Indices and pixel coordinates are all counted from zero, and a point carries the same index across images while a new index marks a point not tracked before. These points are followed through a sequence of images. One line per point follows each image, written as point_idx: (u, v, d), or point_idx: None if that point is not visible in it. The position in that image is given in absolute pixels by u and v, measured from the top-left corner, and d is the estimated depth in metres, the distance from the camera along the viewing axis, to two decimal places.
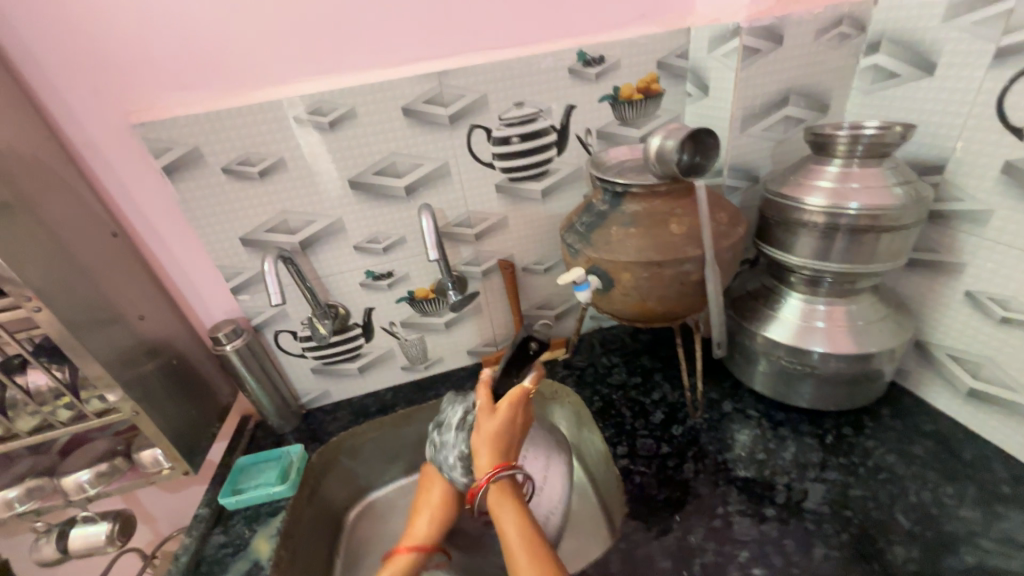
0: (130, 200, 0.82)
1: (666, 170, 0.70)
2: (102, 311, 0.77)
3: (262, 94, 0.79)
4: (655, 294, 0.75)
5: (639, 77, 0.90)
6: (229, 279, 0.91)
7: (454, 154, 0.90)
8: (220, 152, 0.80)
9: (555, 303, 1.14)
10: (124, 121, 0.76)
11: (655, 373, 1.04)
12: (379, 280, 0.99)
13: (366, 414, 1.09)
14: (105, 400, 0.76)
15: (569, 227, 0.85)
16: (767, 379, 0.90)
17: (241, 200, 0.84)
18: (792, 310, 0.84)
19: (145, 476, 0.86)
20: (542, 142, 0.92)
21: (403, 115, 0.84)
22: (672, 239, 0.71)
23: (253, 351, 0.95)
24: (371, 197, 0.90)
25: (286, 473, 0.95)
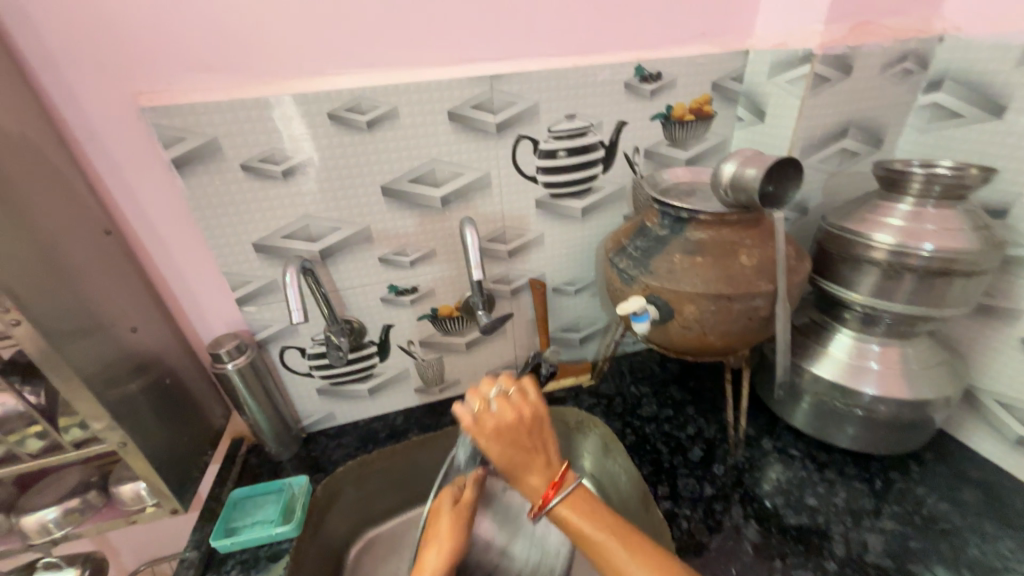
0: (129, 194, 0.71)
1: (741, 199, 0.66)
2: (90, 322, 0.67)
3: (295, 85, 0.71)
4: (718, 328, 0.70)
5: (693, 97, 0.86)
6: (236, 288, 0.81)
7: (497, 165, 0.83)
8: (241, 146, 0.70)
9: (582, 326, 1.08)
10: (130, 105, 0.66)
11: (687, 406, 0.98)
12: (401, 295, 0.91)
13: (374, 440, 0.99)
14: (87, 429, 0.64)
15: (619, 250, 0.79)
16: (816, 421, 0.84)
17: (259, 200, 0.75)
18: (842, 348, 0.79)
19: (123, 516, 0.74)
20: (589, 158, 0.87)
21: (449, 119, 0.77)
22: (743, 271, 0.67)
23: (257, 369, 0.85)
24: (403, 206, 0.82)
25: (288, 510, 0.84)
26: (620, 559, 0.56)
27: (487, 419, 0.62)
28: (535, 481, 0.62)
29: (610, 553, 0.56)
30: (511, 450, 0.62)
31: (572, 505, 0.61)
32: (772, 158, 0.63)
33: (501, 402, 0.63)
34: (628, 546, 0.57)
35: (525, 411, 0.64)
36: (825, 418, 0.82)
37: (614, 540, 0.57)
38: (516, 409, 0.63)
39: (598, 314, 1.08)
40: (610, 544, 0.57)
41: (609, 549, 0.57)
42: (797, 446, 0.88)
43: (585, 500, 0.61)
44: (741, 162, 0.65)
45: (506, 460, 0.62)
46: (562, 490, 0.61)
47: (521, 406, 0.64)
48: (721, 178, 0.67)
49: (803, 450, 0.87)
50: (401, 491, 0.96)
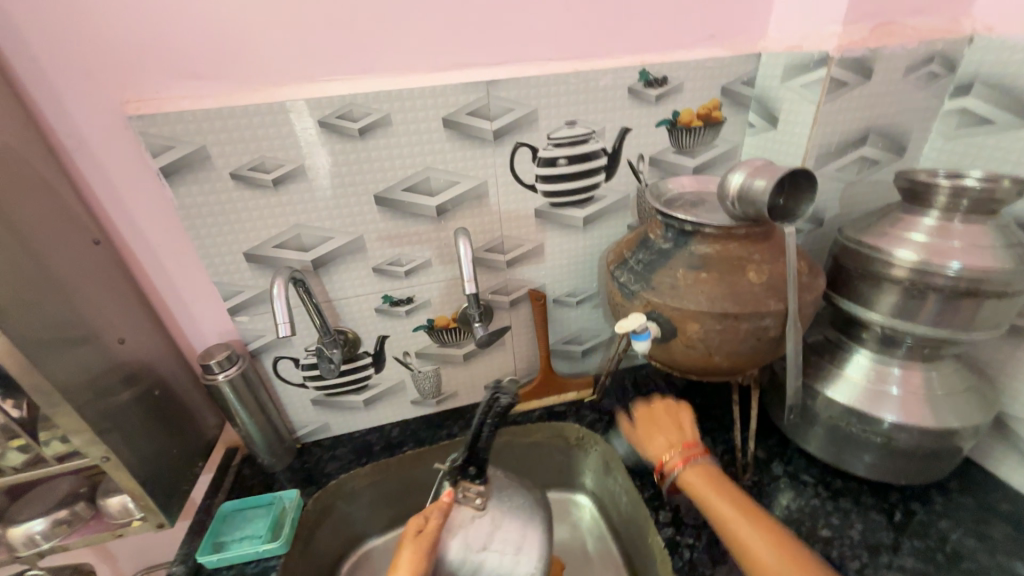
0: (118, 203, 0.70)
1: (750, 213, 0.62)
2: (76, 333, 0.66)
3: (286, 91, 0.69)
4: (724, 348, 0.66)
5: (702, 102, 0.82)
6: (228, 298, 0.80)
7: (494, 173, 0.80)
8: (231, 154, 0.69)
9: (585, 338, 1.04)
10: (119, 113, 0.65)
11: (693, 424, 0.94)
12: (396, 306, 0.88)
13: (368, 453, 0.97)
14: (69, 443, 0.63)
15: (620, 262, 0.76)
16: (831, 447, 0.79)
17: (249, 209, 0.74)
18: (859, 370, 0.75)
19: (109, 529, 0.72)
20: (591, 165, 0.84)
21: (443, 127, 0.74)
22: (751, 289, 0.63)
23: (247, 380, 0.83)
24: (397, 215, 0.79)
25: (277, 524, 0.81)
26: (745, 532, 0.59)
27: (630, 430, 0.76)
28: (659, 444, 0.72)
29: (748, 547, 0.58)
30: (648, 441, 0.73)
31: (694, 475, 0.66)
32: (782, 169, 0.59)
33: (653, 410, 0.76)
34: (746, 515, 0.61)
35: (678, 421, 0.73)
36: (840, 444, 0.77)
37: (736, 511, 0.61)
38: (667, 424, 0.73)
39: (602, 326, 1.04)
40: (732, 514, 0.61)
41: (725, 516, 0.61)
42: (810, 472, 0.83)
43: (696, 472, 0.67)
44: (749, 173, 0.61)
45: (646, 442, 0.73)
46: (686, 460, 0.68)
47: (668, 407, 0.76)
48: (728, 190, 0.63)
49: (817, 476, 0.82)
50: (394, 506, 0.95)
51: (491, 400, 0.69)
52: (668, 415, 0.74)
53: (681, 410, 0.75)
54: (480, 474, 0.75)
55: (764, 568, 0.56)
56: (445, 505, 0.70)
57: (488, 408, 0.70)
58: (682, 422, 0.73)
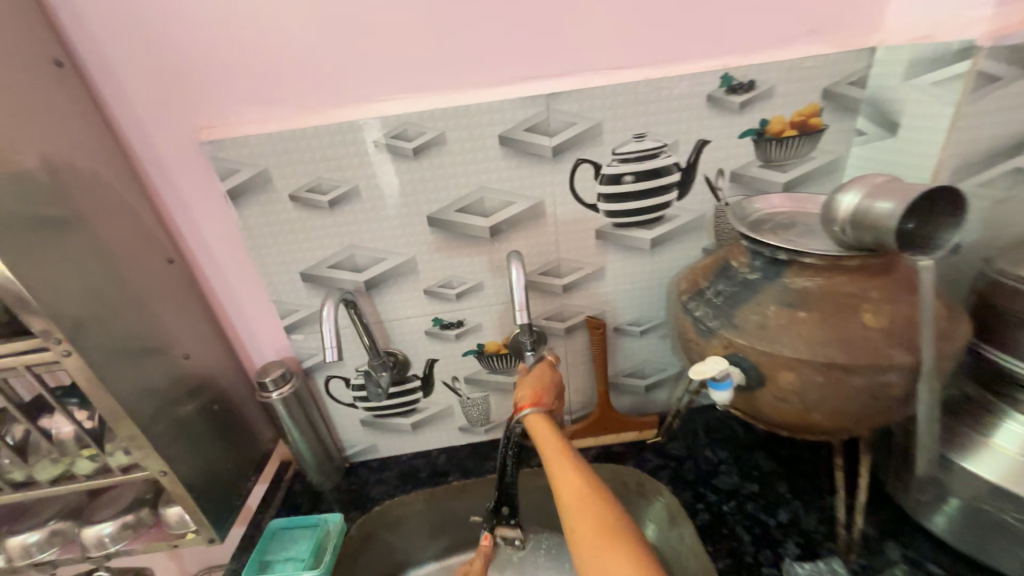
0: (190, 223, 0.73)
1: (867, 241, 0.50)
2: (145, 348, 0.68)
3: (343, 112, 0.68)
4: (830, 405, 0.54)
5: (797, 108, 0.71)
6: (284, 316, 0.81)
7: (552, 192, 0.74)
8: (291, 176, 0.70)
9: (648, 372, 0.93)
10: (193, 139, 0.68)
11: (779, 483, 0.80)
12: (446, 329, 0.85)
13: (413, 479, 0.93)
14: (130, 456, 0.65)
15: (694, 293, 0.66)
16: (971, 535, 0.62)
17: (306, 230, 0.74)
18: (1010, 440, 0.58)
19: (166, 539, 0.76)
20: (661, 183, 0.75)
21: (499, 144, 0.70)
22: (866, 335, 0.51)
23: (301, 398, 0.84)
24: (450, 236, 0.76)
25: (319, 549, 0.81)
26: (558, 473, 0.56)
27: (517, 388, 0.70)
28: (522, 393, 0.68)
29: (559, 485, 0.55)
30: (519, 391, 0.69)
31: (539, 422, 0.63)
32: (915, 188, 0.47)
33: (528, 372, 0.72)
34: (563, 459, 0.57)
35: (534, 379, 0.70)
36: (986, 533, 0.60)
37: (559, 454, 0.58)
38: (534, 379, 0.70)
39: (668, 359, 0.93)
40: (555, 455, 0.58)
41: (551, 461, 0.58)
42: (939, 563, 0.66)
43: (547, 430, 0.62)
44: (867, 193, 0.50)
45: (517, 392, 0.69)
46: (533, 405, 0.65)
47: (540, 369, 0.72)
48: (836, 212, 0.52)
49: (949, 568, 0.65)
50: (437, 536, 0.90)
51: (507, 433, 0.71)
52: (543, 375, 0.70)
53: (542, 365, 0.73)
54: (513, 514, 0.79)
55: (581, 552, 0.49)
56: (487, 549, 0.76)
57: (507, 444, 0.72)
58: (551, 389, 0.68)
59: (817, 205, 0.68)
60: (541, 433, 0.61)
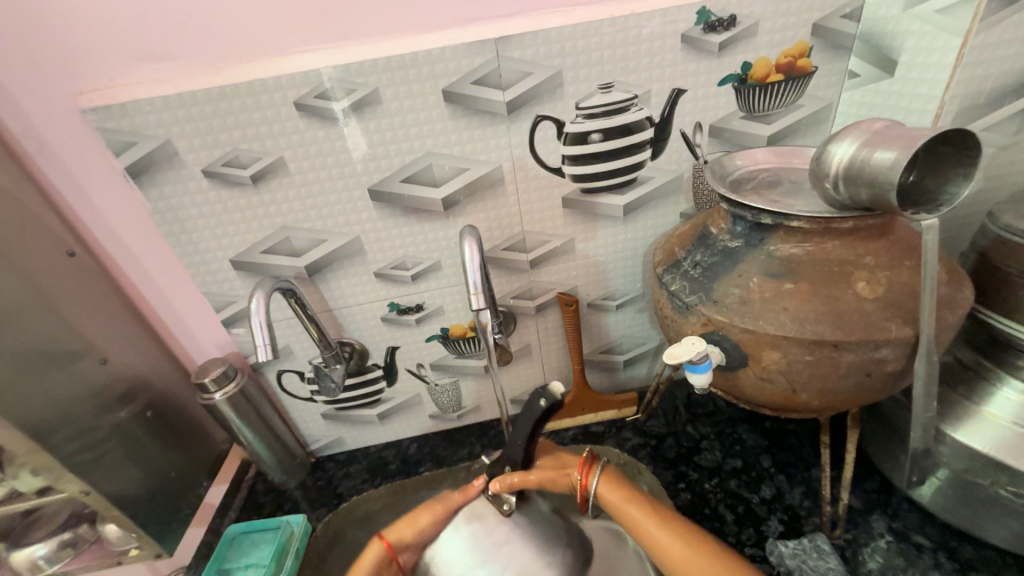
0: (91, 209, 0.63)
1: (862, 198, 0.43)
2: (45, 358, 0.59)
3: (255, 68, 0.57)
4: (819, 385, 0.48)
5: (783, 48, 0.62)
6: (220, 310, 0.72)
7: (509, 155, 0.65)
8: (203, 149, 0.60)
9: (627, 347, 0.88)
10: (74, 106, 0.57)
11: (763, 457, 0.76)
12: (405, 314, 0.77)
13: (384, 472, 0.88)
14: (42, 477, 0.59)
15: (671, 264, 0.59)
16: (960, 506, 0.59)
17: (230, 211, 0.64)
18: (1004, 408, 0.55)
19: (111, 556, 0.71)
20: (632, 140, 0.66)
21: (444, 101, 0.60)
22: (860, 307, 0.45)
23: (249, 397, 0.76)
24: (397, 210, 0.67)
25: (283, 552, 0.75)
26: (660, 540, 0.49)
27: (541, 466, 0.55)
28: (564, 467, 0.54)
29: (665, 550, 0.48)
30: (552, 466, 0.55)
31: (607, 485, 0.53)
32: (921, 133, 0.40)
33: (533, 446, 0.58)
34: (655, 520, 0.50)
35: (554, 458, 0.56)
36: (975, 504, 0.57)
37: (647, 516, 0.50)
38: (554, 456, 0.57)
39: (648, 332, 0.87)
40: (644, 520, 0.50)
41: (648, 533, 0.50)
42: (925, 533, 0.64)
43: (618, 490, 0.52)
44: (865, 142, 0.43)
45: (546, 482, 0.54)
46: (593, 472, 0.53)
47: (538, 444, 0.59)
48: (827, 166, 0.45)
49: (936, 539, 0.63)
50: None
51: (539, 403, 0.51)
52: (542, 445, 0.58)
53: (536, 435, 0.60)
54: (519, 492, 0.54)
55: (671, 561, 0.48)
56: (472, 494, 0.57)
57: (533, 411, 0.52)
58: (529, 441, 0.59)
59: (805, 159, 0.61)
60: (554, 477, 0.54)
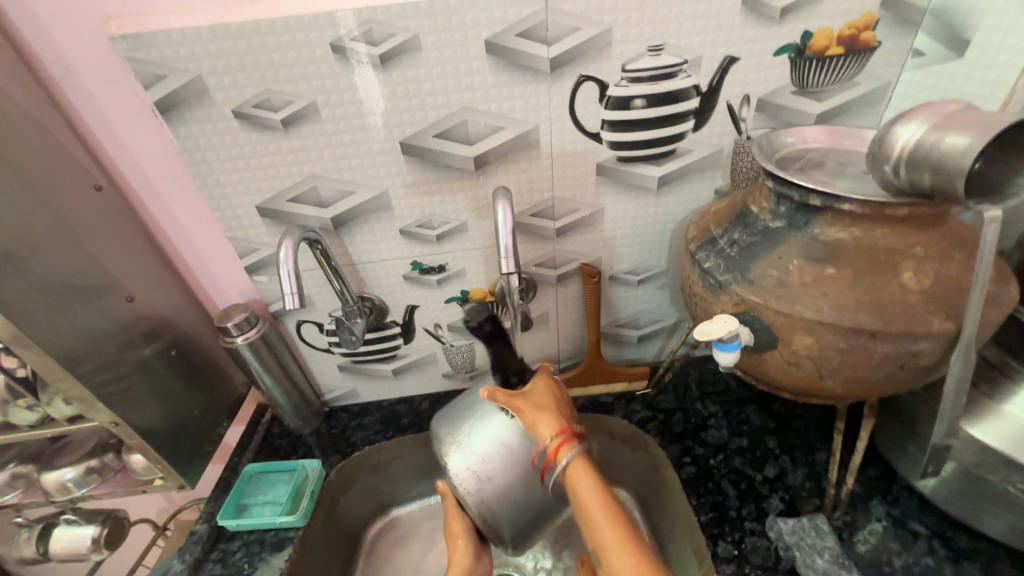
0: (117, 142, 0.61)
1: (924, 184, 0.41)
2: (73, 291, 0.60)
3: (291, 4, 0.54)
4: (848, 373, 0.48)
5: (848, 19, 0.58)
6: (243, 256, 0.72)
7: (547, 116, 0.63)
8: (233, 87, 0.58)
9: (644, 322, 0.88)
10: (102, 33, 0.54)
11: (769, 439, 0.77)
12: (427, 274, 0.77)
13: (396, 425, 0.90)
14: (73, 406, 0.61)
15: (705, 241, 0.57)
16: (962, 498, 0.61)
17: (259, 156, 0.63)
18: None
19: (135, 485, 0.74)
20: (676, 109, 0.64)
21: (486, 53, 0.58)
22: (904, 298, 0.45)
23: (270, 344, 0.77)
24: (427, 166, 0.66)
25: (298, 493, 0.78)
26: (604, 537, 0.49)
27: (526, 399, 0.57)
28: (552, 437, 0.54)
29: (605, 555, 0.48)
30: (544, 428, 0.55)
31: (577, 462, 0.53)
32: (1000, 120, 0.38)
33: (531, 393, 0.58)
34: (612, 524, 0.49)
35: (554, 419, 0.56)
36: (979, 498, 0.59)
37: (600, 513, 0.50)
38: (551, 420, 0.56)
39: (666, 309, 0.87)
40: (596, 514, 0.50)
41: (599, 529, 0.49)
42: (922, 521, 0.65)
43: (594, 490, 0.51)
44: (935, 125, 0.41)
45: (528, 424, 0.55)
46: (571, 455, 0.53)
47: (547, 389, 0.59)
48: (889, 149, 0.43)
49: (932, 527, 0.65)
50: (424, 479, 0.86)
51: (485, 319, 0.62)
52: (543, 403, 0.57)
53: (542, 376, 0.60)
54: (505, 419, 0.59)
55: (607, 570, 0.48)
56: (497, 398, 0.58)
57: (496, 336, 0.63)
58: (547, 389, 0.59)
59: (857, 141, 0.58)
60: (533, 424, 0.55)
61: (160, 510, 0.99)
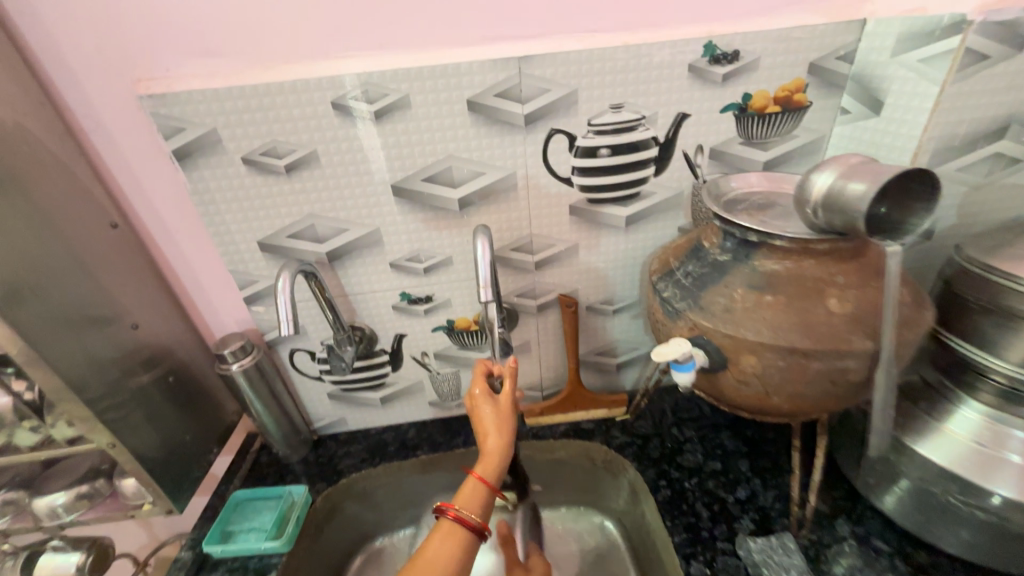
0: (135, 185, 0.68)
1: (836, 223, 0.48)
2: (84, 318, 0.65)
3: (299, 69, 0.63)
4: (791, 390, 0.53)
5: (781, 82, 0.68)
6: (243, 287, 0.77)
7: (523, 163, 0.71)
8: (243, 137, 0.65)
9: (620, 350, 0.93)
10: (131, 92, 0.62)
11: (739, 461, 0.81)
12: (414, 304, 0.82)
13: (382, 453, 0.92)
14: (74, 428, 0.64)
15: (664, 273, 0.64)
16: (916, 514, 0.64)
17: (262, 196, 0.70)
18: (964, 425, 0.60)
19: (123, 510, 0.75)
20: (638, 157, 0.72)
21: (468, 110, 0.66)
22: (830, 320, 0.51)
23: (262, 370, 0.80)
24: (417, 206, 0.73)
25: (283, 519, 0.79)
26: (484, 416, 0.63)
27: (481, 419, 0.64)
28: (493, 444, 0.61)
29: (486, 441, 0.61)
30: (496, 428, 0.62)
31: (487, 410, 0.63)
32: (891, 170, 0.45)
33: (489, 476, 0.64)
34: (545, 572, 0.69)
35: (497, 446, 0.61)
36: (930, 512, 0.62)
37: (492, 419, 0.62)
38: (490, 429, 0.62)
39: (640, 338, 0.92)
40: (489, 424, 0.62)
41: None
42: (885, 539, 0.68)
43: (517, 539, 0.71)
44: (842, 175, 0.48)
45: (485, 428, 0.62)
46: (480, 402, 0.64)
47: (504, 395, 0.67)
48: (808, 194, 0.50)
49: (895, 545, 0.67)
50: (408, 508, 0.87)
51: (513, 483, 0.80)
52: (509, 405, 0.64)
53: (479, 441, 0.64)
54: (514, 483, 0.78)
55: (489, 444, 0.61)
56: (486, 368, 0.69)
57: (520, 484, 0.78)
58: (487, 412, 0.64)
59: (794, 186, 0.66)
60: (487, 420, 0.62)
61: (143, 545, 0.99)
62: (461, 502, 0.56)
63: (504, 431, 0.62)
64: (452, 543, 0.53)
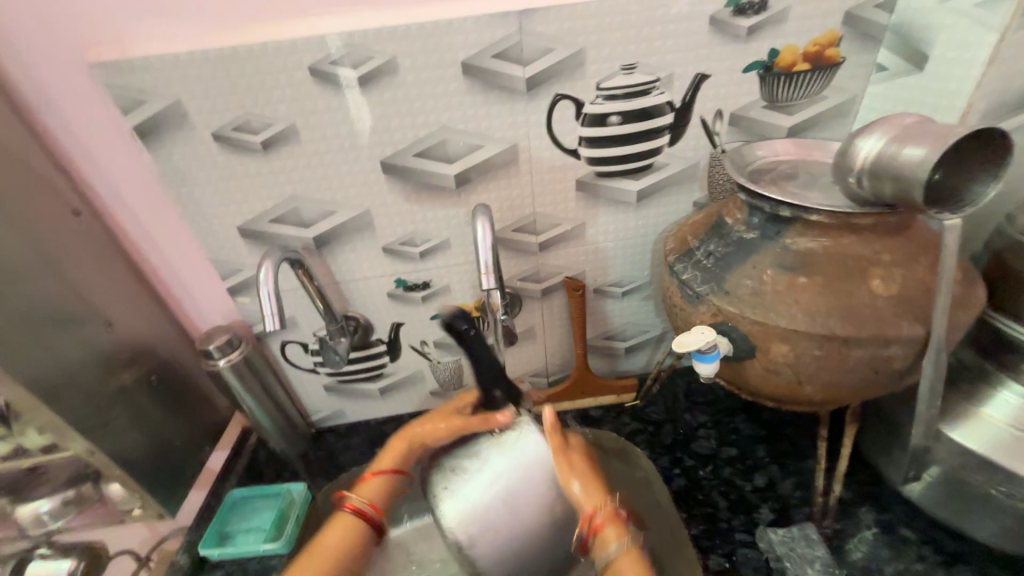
0: (95, 167, 0.61)
1: (886, 194, 0.43)
2: (51, 317, 0.59)
3: (269, 30, 0.55)
4: (826, 380, 0.48)
5: (812, 36, 0.61)
6: (225, 277, 0.72)
7: (525, 134, 0.64)
8: (212, 111, 0.58)
9: (629, 334, 0.88)
10: (79, 60, 0.55)
11: (757, 448, 0.77)
12: (411, 291, 0.77)
13: (384, 445, 0.88)
14: (48, 436, 0.59)
15: (683, 253, 0.58)
16: (948, 502, 0.61)
17: (239, 178, 0.63)
18: (1001, 410, 0.55)
19: (112, 515, 0.73)
20: (651, 125, 0.65)
21: (463, 74, 0.59)
22: (873, 304, 0.45)
23: (253, 365, 0.76)
24: (409, 185, 0.66)
25: (283, 518, 0.75)
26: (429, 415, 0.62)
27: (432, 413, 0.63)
28: (423, 429, 0.60)
29: (411, 432, 0.60)
30: (438, 418, 0.60)
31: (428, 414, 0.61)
32: (954, 132, 0.39)
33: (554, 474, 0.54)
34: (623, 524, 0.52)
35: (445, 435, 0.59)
36: (964, 502, 0.59)
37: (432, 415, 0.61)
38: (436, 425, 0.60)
39: (651, 320, 0.87)
40: (428, 418, 0.61)
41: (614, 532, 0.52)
42: (912, 527, 0.65)
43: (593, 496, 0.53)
44: (893, 138, 0.42)
45: (429, 416, 0.61)
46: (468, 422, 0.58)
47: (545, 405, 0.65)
48: (853, 161, 0.44)
49: (922, 533, 0.65)
50: None
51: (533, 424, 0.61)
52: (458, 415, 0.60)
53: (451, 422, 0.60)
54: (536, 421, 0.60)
55: (415, 432, 0.60)
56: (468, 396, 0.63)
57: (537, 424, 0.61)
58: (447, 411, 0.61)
59: (826, 153, 0.60)
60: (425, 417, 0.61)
61: None
62: (360, 493, 0.57)
63: (434, 422, 0.60)
64: (346, 531, 0.55)
